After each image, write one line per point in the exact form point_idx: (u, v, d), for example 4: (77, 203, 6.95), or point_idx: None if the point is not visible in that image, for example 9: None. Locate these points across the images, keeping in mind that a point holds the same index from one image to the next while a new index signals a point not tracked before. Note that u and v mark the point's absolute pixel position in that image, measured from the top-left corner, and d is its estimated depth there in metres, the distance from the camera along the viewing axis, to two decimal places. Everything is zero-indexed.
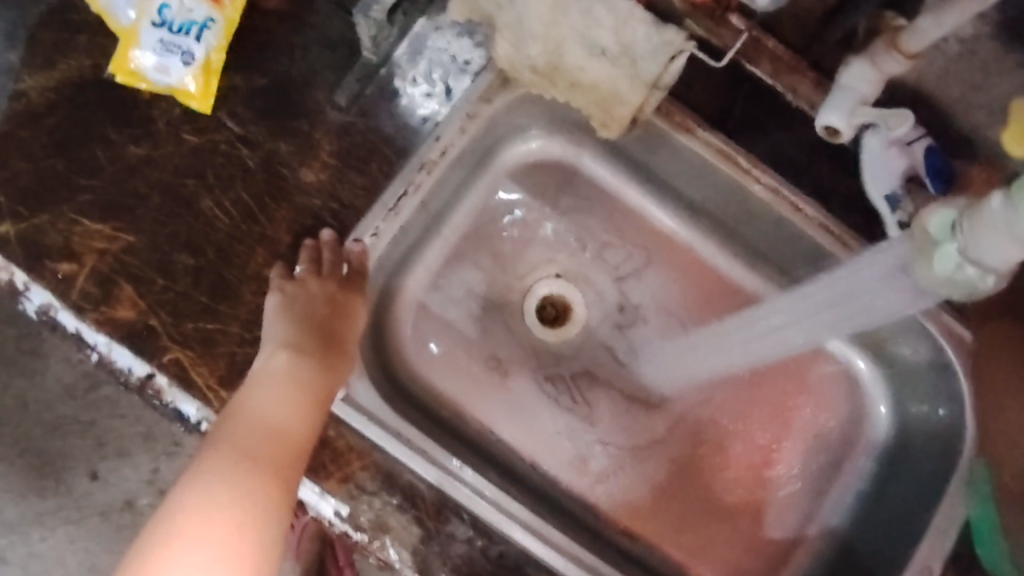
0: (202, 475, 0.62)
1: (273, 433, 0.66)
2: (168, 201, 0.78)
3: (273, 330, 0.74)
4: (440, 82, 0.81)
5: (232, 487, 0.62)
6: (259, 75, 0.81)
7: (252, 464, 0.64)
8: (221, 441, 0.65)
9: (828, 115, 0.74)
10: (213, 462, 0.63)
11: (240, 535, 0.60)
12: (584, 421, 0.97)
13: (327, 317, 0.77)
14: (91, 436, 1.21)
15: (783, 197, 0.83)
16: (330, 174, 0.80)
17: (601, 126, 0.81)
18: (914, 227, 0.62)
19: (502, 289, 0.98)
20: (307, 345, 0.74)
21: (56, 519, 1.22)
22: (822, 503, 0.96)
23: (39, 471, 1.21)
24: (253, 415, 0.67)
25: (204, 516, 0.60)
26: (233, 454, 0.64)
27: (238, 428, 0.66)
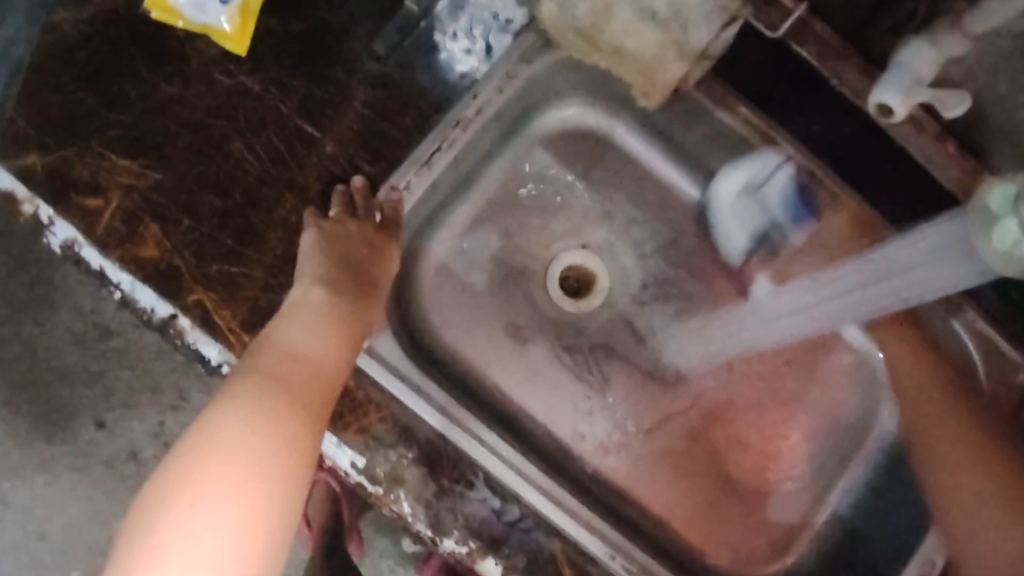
0: (234, 401, 0.59)
1: (311, 371, 0.63)
2: (199, 141, 0.77)
3: (309, 265, 0.71)
4: (481, 39, 0.80)
5: (266, 419, 0.59)
6: (296, 19, 0.80)
7: (288, 396, 0.61)
8: (255, 371, 0.62)
9: (884, 92, 0.65)
10: (246, 390, 0.60)
11: (259, 481, 0.56)
12: (599, 394, 0.95)
13: (365, 258, 0.74)
14: (99, 386, 1.20)
15: (818, 179, 0.84)
16: (365, 124, 0.79)
17: (642, 93, 0.80)
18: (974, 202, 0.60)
19: (524, 257, 0.96)
20: (342, 281, 0.71)
21: (59, 465, 1.22)
22: (825, 492, 0.95)
23: (46, 418, 1.21)
24: (285, 347, 0.64)
25: (231, 451, 0.56)
26: (269, 385, 0.61)
27: (271, 358, 0.63)
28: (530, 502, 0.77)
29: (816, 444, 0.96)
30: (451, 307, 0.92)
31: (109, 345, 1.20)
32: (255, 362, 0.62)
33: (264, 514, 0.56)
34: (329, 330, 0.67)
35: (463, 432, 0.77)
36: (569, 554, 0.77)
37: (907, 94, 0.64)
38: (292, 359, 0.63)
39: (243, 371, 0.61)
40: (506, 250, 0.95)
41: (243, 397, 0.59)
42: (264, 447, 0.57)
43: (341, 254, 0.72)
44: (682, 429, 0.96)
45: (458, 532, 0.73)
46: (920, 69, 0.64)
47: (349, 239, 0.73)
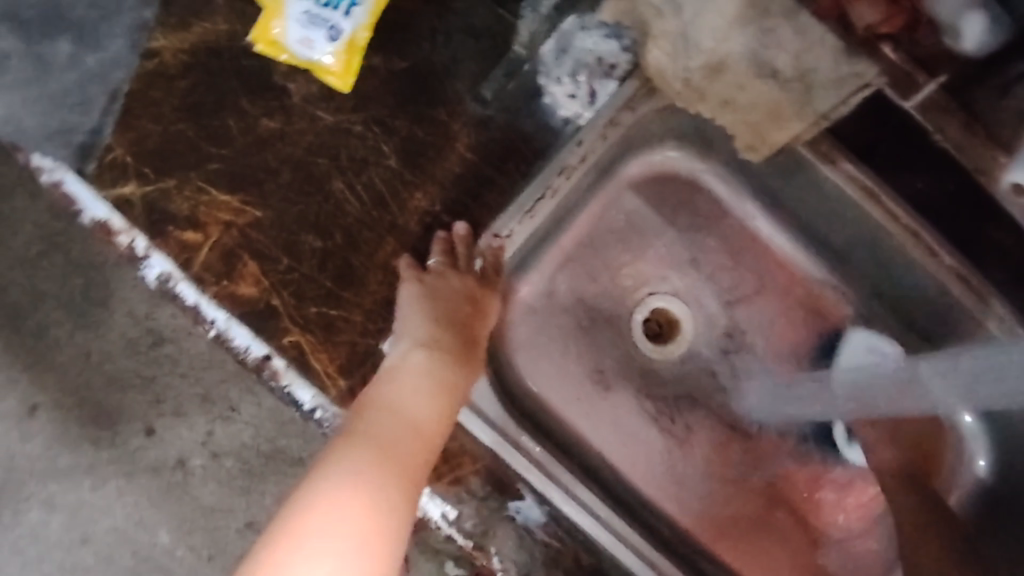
0: (330, 465, 0.55)
1: (412, 428, 0.59)
2: (300, 179, 0.77)
3: (411, 327, 0.69)
4: (585, 84, 0.78)
5: (362, 481, 0.53)
6: (400, 58, 0.79)
7: (392, 455, 0.57)
8: (356, 430, 0.58)
9: (1019, 171, 0.61)
10: (346, 453, 0.56)
11: (376, 529, 0.51)
12: (679, 445, 0.93)
13: (468, 314, 0.71)
14: None
15: (920, 240, 0.80)
16: (466, 168, 0.78)
17: (748, 148, 0.76)
18: None
19: (609, 301, 0.94)
20: (443, 342, 0.68)
21: None
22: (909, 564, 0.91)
23: None
24: (389, 407, 0.61)
25: (345, 492, 0.52)
26: (368, 450, 0.56)
27: (374, 418, 0.59)
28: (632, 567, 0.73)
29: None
30: (538, 347, 0.92)
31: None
32: (350, 427, 0.59)
33: (387, 545, 0.51)
34: (431, 390, 0.63)
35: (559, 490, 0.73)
36: None
37: None
38: (394, 416, 0.60)
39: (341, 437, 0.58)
40: (588, 292, 0.94)
41: (346, 458, 0.55)
42: (377, 502, 0.53)
43: (445, 310, 0.70)
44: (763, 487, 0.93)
45: None
46: None
47: (448, 294, 0.71)
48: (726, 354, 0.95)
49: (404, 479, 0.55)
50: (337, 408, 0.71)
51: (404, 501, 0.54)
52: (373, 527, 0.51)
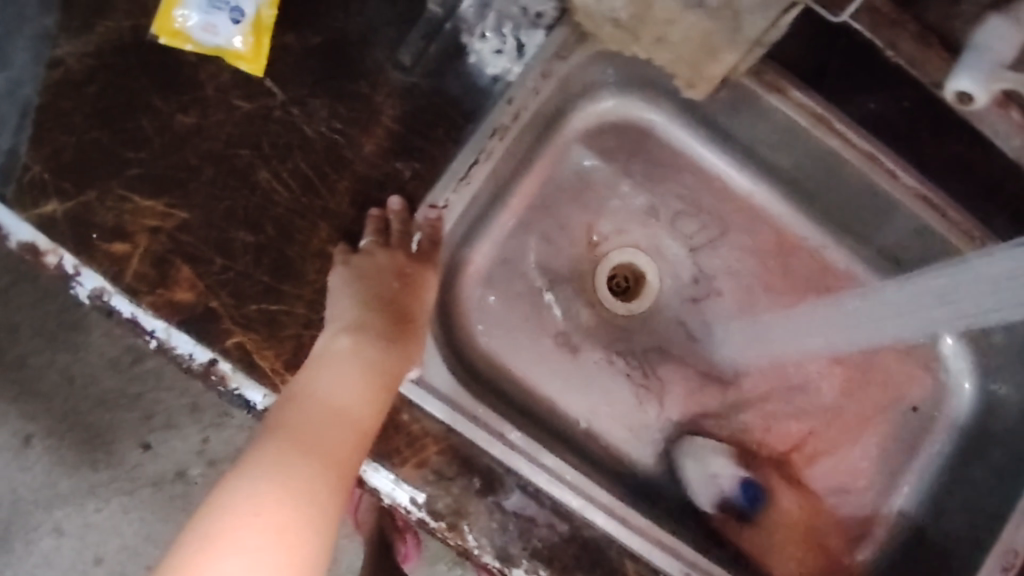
0: (255, 460, 0.58)
1: (338, 419, 0.62)
2: (223, 173, 0.73)
3: (337, 308, 0.70)
4: (511, 36, 0.75)
5: (284, 481, 0.57)
6: (314, 33, 0.74)
7: (314, 450, 0.60)
8: (283, 422, 0.61)
9: (962, 78, 0.60)
10: (272, 448, 0.59)
11: (297, 527, 0.56)
12: (653, 398, 0.91)
13: (395, 291, 0.74)
14: (139, 409, 1.16)
15: (878, 163, 0.76)
16: (395, 142, 0.74)
17: (689, 85, 0.76)
18: None
19: (568, 262, 0.92)
20: (371, 325, 0.70)
21: (109, 489, 1.16)
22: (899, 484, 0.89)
23: (89, 444, 1.16)
24: (314, 397, 0.63)
25: (263, 499, 0.56)
26: (290, 447, 0.59)
27: (299, 410, 0.62)
28: (602, 527, 0.73)
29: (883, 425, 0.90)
30: (495, 314, 0.87)
31: (143, 367, 1.16)
32: (277, 419, 0.62)
33: (306, 541, 0.56)
34: (355, 377, 0.65)
35: (524, 458, 0.73)
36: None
37: (988, 79, 0.59)
38: (318, 410, 0.63)
39: (267, 431, 0.61)
40: (546, 257, 0.90)
41: (272, 455, 0.59)
42: (295, 505, 0.56)
43: (371, 289, 0.71)
44: (749, 430, 0.91)
45: (527, 561, 0.70)
46: (1000, 52, 0.60)
47: (374, 272, 0.72)
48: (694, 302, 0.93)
49: (328, 471, 0.59)
50: None
51: (323, 497, 0.58)
52: (292, 526, 0.56)
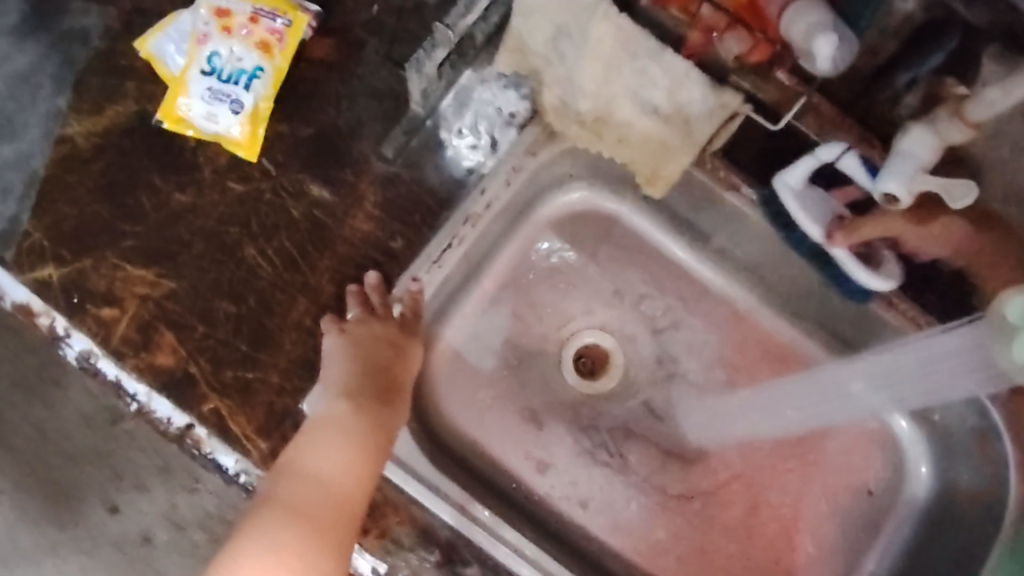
0: (249, 536, 0.58)
1: (329, 489, 0.61)
2: (212, 248, 0.77)
3: (331, 375, 0.71)
4: (486, 133, 0.80)
5: (288, 549, 0.57)
6: (305, 125, 0.80)
7: (309, 520, 0.59)
8: (275, 497, 0.60)
9: (887, 180, 0.69)
10: (266, 523, 0.58)
11: None
12: (619, 476, 0.92)
13: (390, 360, 0.72)
14: (107, 467, 1.07)
15: (830, 255, 0.81)
16: (376, 225, 0.79)
17: (645, 184, 0.82)
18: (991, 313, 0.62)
19: (538, 339, 0.95)
20: (366, 390, 0.69)
21: (69, 549, 1.10)
22: (863, 556, 0.91)
23: (55, 500, 1.10)
24: (305, 470, 0.62)
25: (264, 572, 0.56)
26: (287, 518, 0.58)
27: (290, 482, 0.61)
28: None
29: (832, 505, 0.92)
30: (465, 388, 0.91)
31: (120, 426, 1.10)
32: (270, 494, 0.61)
33: None
34: (347, 445, 0.64)
35: (486, 533, 0.74)
36: None
37: (909, 181, 0.68)
38: (308, 481, 0.61)
39: (262, 505, 0.60)
40: (516, 333, 0.94)
41: (267, 529, 0.58)
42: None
43: (367, 357, 0.71)
44: (717, 512, 0.92)
45: None
46: (923, 156, 0.67)
47: (371, 339, 0.72)
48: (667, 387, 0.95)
49: (326, 539, 0.58)
50: (259, 470, 0.72)
51: (326, 564, 0.57)
52: None
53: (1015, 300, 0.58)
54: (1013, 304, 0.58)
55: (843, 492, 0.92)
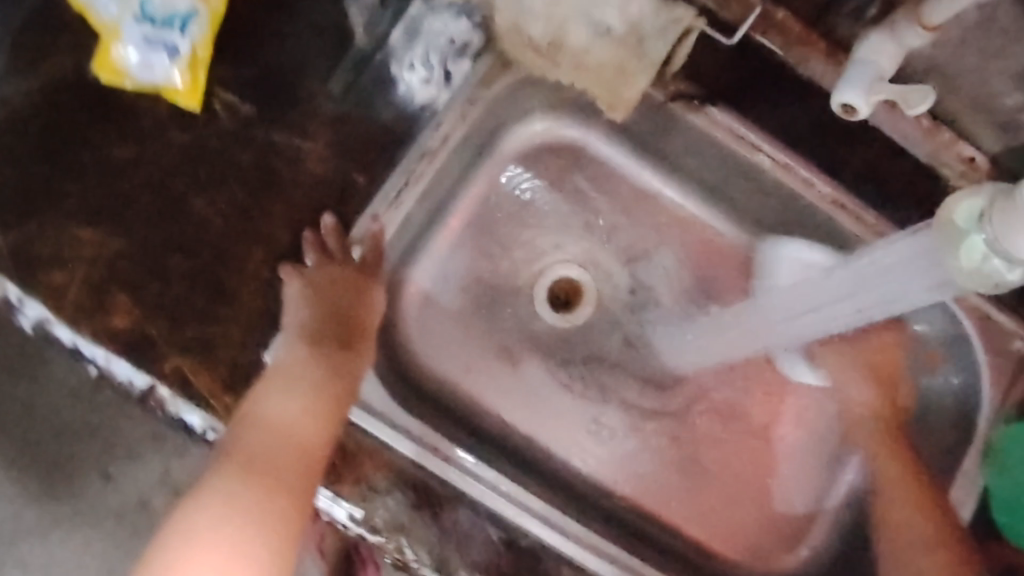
0: (208, 487, 0.62)
1: (283, 442, 0.64)
2: (159, 202, 0.74)
3: (290, 319, 0.72)
4: (439, 66, 0.77)
5: (235, 506, 0.61)
6: (247, 66, 0.77)
7: (260, 474, 0.63)
8: (230, 449, 0.64)
9: (845, 91, 0.63)
10: (218, 480, 0.62)
11: (249, 550, 0.59)
12: (597, 407, 0.92)
13: (349, 304, 0.76)
14: (99, 439, 1.17)
15: (794, 172, 0.81)
16: (329, 165, 0.76)
17: (607, 106, 0.80)
18: (940, 215, 0.57)
19: (508, 276, 0.92)
20: (325, 334, 0.73)
21: (72, 522, 1.17)
22: (843, 467, 0.91)
23: (49, 477, 1.17)
24: (264, 419, 0.65)
25: (216, 528, 0.60)
26: (240, 472, 0.62)
27: (246, 432, 0.64)
28: (534, 534, 0.76)
29: (809, 423, 0.93)
30: (441, 330, 0.88)
31: (103, 398, 1.17)
32: (227, 445, 0.64)
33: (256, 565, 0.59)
34: (305, 396, 0.68)
35: (456, 470, 0.76)
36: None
37: (869, 91, 0.63)
38: (262, 432, 0.65)
39: (218, 458, 0.63)
40: (484, 270, 0.91)
41: (219, 488, 0.61)
42: (245, 530, 0.60)
43: (326, 301, 0.73)
44: (700, 441, 0.92)
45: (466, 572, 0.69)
46: (881, 64, 0.64)
47: (331, 284, 0.73)
48: (647, 318, 0.94)
49: (277, 494, 0.62)
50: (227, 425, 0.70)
51: (275, 517, 0.61)
52: (240, 555, 0.59)
53: (965, 201, 0.55)
54: (962, 206, 0.55)
55: (824, 408, 0.93)
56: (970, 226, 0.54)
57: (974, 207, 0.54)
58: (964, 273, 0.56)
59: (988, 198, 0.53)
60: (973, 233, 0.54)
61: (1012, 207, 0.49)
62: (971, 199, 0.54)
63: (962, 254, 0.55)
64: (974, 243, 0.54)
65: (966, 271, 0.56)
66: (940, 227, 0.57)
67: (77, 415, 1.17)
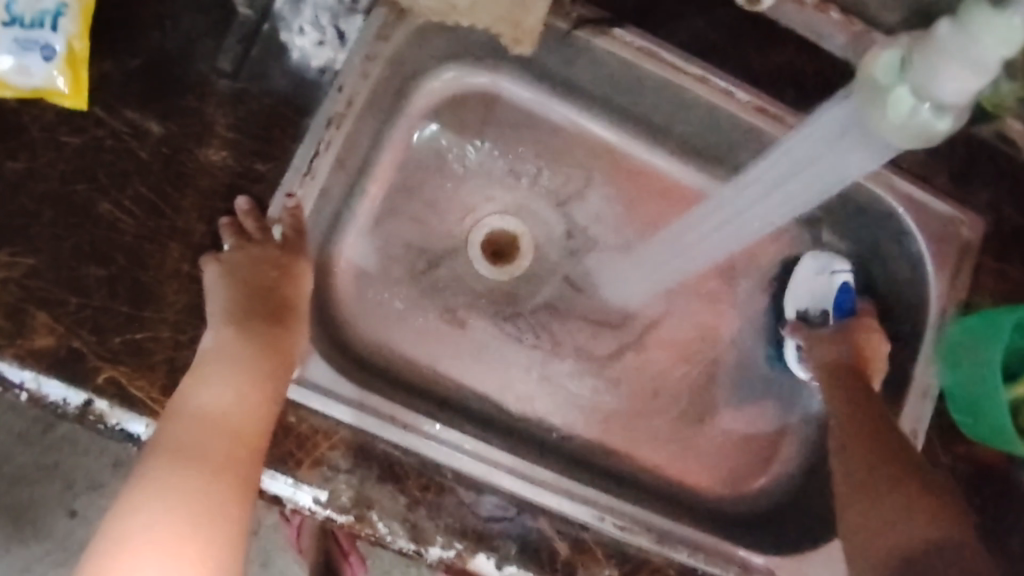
0: (139, 485, 0.57)
1: (218, 424, 0.61)
2: (63, 212, 0.69)
3: (214, 303, 0.67)
4: (330, 26, 0.76)
5: (177, 492, 0.57)
6: (131, 56, 0.72)
7: (199, 461, 0.59)
8: (162, 441, 0.59)
9: None
10: (150, 468, 0.58)
11: (201, 533, 0.56)
12: (554, 356, 0.90)
13: (274, 280, 0.71)
14: (58, 477, 1.15)
15: (712, 86, 0.79)
16: (233, 149, 0.72)
17: (513, 42, 0.76)
18: (857, 78, 0.61)
19: (441, 237, 0.90)
20: (252, 315, 0.68)
21: (44, 565, 1.14)
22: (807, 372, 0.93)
23: (15, 523, 1.14)
24: (195, 407, 0.61)
25: (162, 514, 0.56)
26: (174, 460, 0.58)
27: (179, 423, 0.60)
28: (508, 489, 0.73)
29: (761, 334, 0.94)
30: (384, 303, 0.86)
31: (56, 434, 1.15)
32: (158, 439, 0.60)
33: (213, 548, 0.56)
34: (237, 377, 0.64)
35: (420, 437, 0.71)
36: (559, 526, 0.73)
37: None
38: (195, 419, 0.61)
39: (150, 452, 0.59)
40: (418, 236, 0.89)
41: (152, 476, 0.57)
42: (195, 513, 0.57)
43: (251, 280, 0.69)
44: (661, 372, 0.92)
45: (443, 537, 0.69)
46: None
47: (256, 263, 0.69)
48: (587, 262, 0.93)
49: (221, 474, 0.59)
50: None
51: (223, 496, 0.58)
52: (195, 540, 0.56)
53: (882, 57, 0.58)
54: (881, 63, 0.57)
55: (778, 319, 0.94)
56: (892, 79, 0.57)
57: (892, 61, 0.57)
58: (893, 127, 0.59)
59: (906, 47, 0.56)
60: (896, 85, 0.57)
61: (933, 49, 0.53)
62: (889, 53, 0.57)
63: (891, 108, 0.57)
64: (901, 93, 0.57)
65: (895, 126, 0.58)
66: (860, 88, 0.60)
67: (35, 455, 1.14)
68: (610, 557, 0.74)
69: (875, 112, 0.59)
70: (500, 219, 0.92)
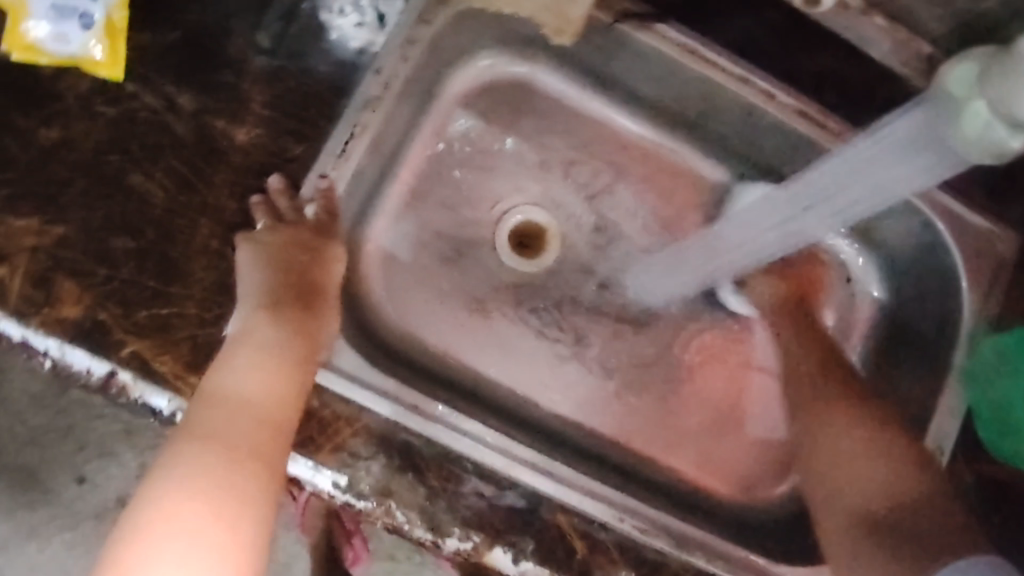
0: (167, 467, 0.56)
1: (249, 408, 0.60)
2: (95, 183, 0.68)
3: (247, 285, 0.67)
4: (371, 8, 0.74)
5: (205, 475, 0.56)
6: (170, 28, 0.72)
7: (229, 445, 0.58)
8: (193, 424, 0.58)
9: None
10: (180, 450, 0.57)
11: (230, 517, 0.55)
12: (575, 350, 0.89)
13: (305, 264, 0.71)
14: (70, 441, 1.15)
15: (755, 86, 0.78)
16: (267, 127, 0.72)
17: (556, 32, 0.76)
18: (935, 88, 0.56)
19: (468, 227, 0.89)
20: (283, 300, 0.68)
21: (51, 528, 1.15)
22: None
23: (24, 486, 1.14)
24: (228, 391, 0.61)
25: (189, 497, 0.55)
26: (204, 442, 0.57)
27: (211, 407, 0.59)
28: (526, 483, 0.73)
29: None
30: (407, 289, 0.85)
31: (70, 399, 1.15)
32: (189, 421, 0.59)
33: (242, 533, 0.55)
34: (267, 362, 0.63)
35: (442, 426, 0.72)
36: (575, 523, 0.73)
37: None
38: (227, 404, 0.60)
39: (180, 434, 0.58)
40: (445, 223, 0.88)
41: (181, 459, 0.56)
42: (223, 497, 0.56)
43: (284, 264, 0.69)
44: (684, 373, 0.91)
45: (459, 529, 0.68)
46: None
47: (289, 247, 0.69)
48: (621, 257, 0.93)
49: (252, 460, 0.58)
50: None
51: (253, 481, 0.57)
52: (223, 523, 0.55)
53: (963, 68, 0.53)
54: (959, 74, 0.53)
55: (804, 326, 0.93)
56: (966, 93, 0.52)
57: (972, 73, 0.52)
58: (967, 142, 0.54)
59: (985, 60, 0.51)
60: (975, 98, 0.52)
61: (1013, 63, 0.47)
62: (965, 64, 0.52)
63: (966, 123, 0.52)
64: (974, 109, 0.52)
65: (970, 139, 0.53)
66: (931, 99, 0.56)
67: (47, 419, 1.14)
68: (625, 558, 0.73)
69: (939, 130, 0.57)
70: (528, 210, 0.91)
